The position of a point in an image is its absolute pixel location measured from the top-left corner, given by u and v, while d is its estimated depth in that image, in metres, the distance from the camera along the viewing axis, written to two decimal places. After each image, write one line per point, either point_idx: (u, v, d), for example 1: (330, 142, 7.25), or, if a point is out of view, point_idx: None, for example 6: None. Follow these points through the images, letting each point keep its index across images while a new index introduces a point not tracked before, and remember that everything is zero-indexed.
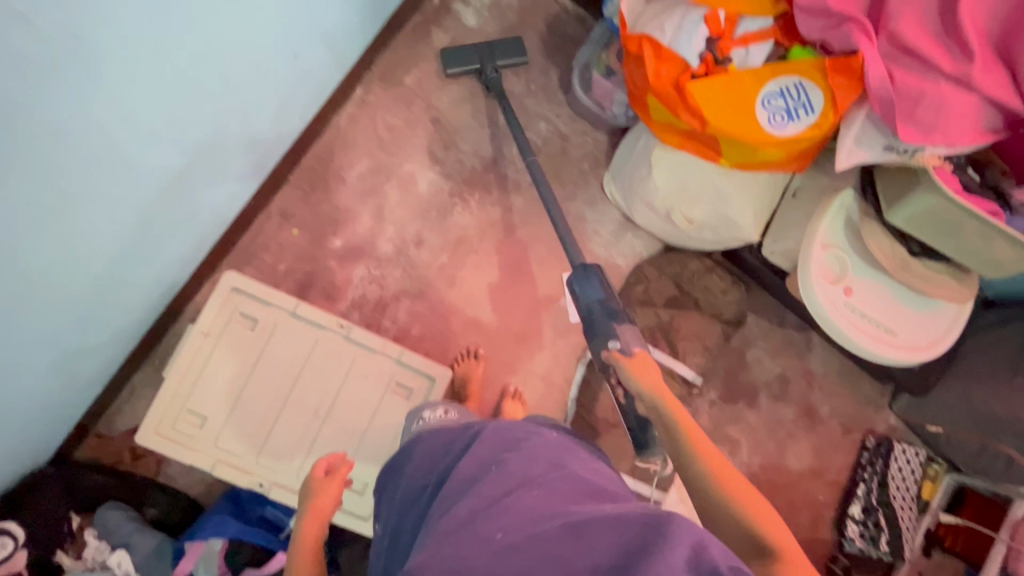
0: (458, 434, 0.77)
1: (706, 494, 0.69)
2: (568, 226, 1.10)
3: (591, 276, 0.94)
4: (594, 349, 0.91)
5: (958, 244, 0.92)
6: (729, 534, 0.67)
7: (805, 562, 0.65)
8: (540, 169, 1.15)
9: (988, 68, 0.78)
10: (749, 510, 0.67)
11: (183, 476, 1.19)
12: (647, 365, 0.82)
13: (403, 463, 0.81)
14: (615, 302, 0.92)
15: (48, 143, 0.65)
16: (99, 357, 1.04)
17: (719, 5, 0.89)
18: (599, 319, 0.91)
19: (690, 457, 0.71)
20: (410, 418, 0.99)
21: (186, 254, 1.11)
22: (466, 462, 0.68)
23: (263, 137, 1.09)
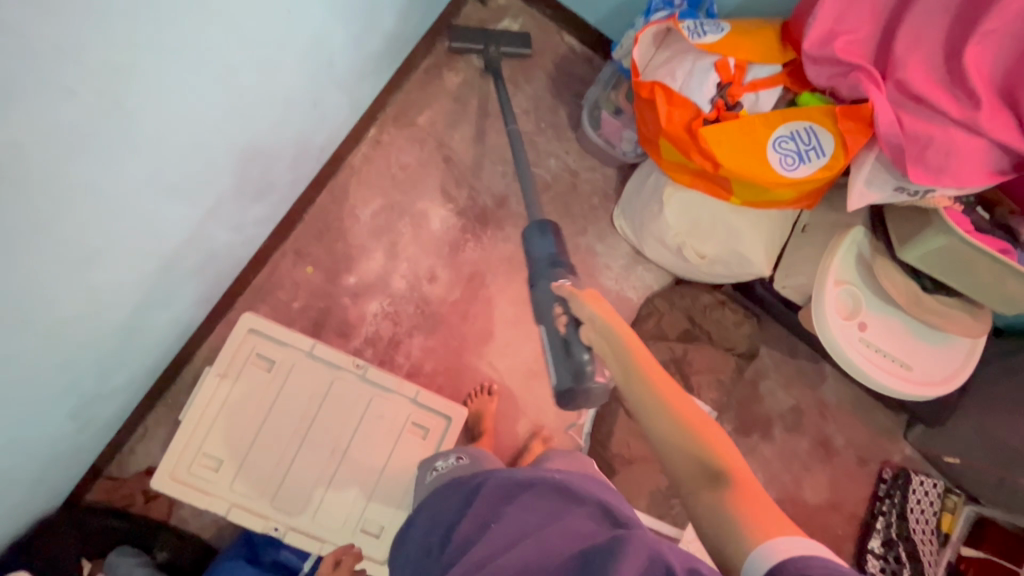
0: (463, 486, 0.80)
1: (652, 417, 0.68)
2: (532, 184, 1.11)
3: (547, 230, 0.95)
4: (538, 288, 0.91)
5: (972, 281, 0.93)
6: (677, 458, 0.65)
7: (749, 476, 0.62)
8: (530, 184, 1.10)
9: (995, 113, 0.80)
10: (699, 432, 0.65)
11: (195, 518, 1.18)
12: (597, 294, 0.83)
13: (417, 515, 0.83)
14: (563, 261, 0.93)
15: (82, 205, 0.68)
16: (116, 400, 1.05)
17: (728, 53, 0.92)
18: (543, 268, 0.93)
19: (638, 381, 0.70)
20: (424, 467, 1.00)
21: (204, 295, 1.12)
22: (466, 522, 0.71)
23: (280, 179, 1.11)
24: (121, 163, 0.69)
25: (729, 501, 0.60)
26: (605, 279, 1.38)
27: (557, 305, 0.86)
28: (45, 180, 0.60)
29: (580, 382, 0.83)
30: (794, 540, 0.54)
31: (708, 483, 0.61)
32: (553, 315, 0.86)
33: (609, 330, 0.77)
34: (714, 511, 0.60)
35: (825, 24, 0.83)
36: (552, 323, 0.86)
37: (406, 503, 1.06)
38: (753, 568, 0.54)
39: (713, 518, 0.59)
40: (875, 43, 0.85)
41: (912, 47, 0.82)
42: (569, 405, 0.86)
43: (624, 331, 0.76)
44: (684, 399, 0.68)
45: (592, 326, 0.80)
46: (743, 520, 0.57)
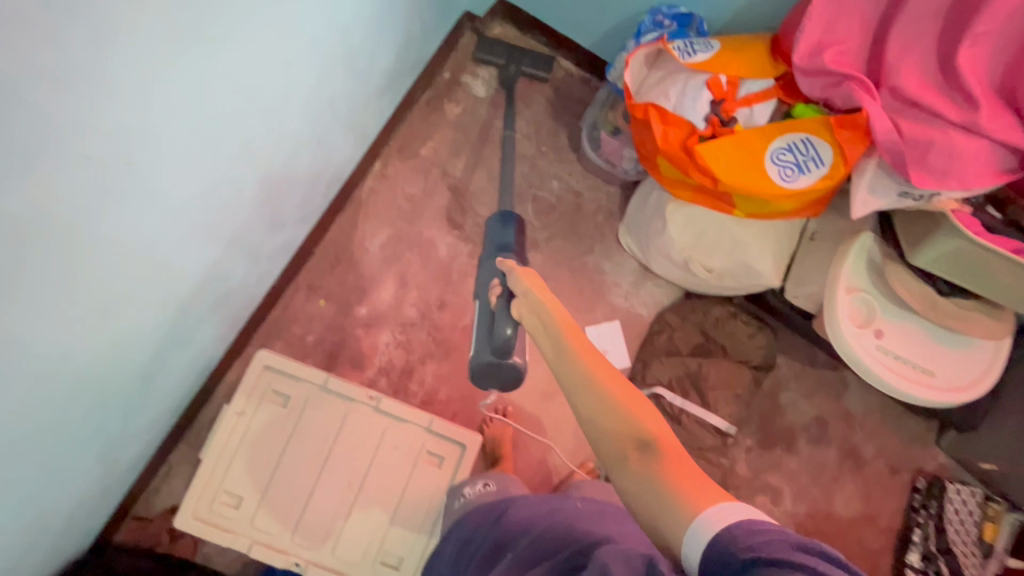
0: (486, 514, 0.82)
1: (585, 397, 0.67)
2: (512, 180, 1.21)
3: (509, 223, 0.98)
4: (484, 267, 0.92)
5: (989, 283, 0.90)
6: (606, 436, 0.65)
7: (677, 443, 0.62)
8: (508, 185, 1.20)
9: (995, 113, 0.79)
10: (624, 404, 0.65)
11: (220, 555, 1.20)
12: (533, 274, 0.82)
13: (450, 537, 0.85)
14: (516, 251, 0.96)
15: (100, 259, 0.71)
16: (141, 441, 1.07)
17: (719, 70, 0.93)
18: (490, 252, 0.96)
19: (569, 360, 0.69)
20: (454, 490, 1.03)
21: (221, 334, 1.15)
22: (486, 552, 0.74)
23: (289, 219, 1.14)
24: (135, 216, 0.73)
25: (658, 471, 0.60)
26: (614, 296, 1.38)
27: (496, 279, 0.88)
28: (63, 239, 0.63)
29: (502, 358, 0.83)
30: (729, 507, 0.54)
31: (636, 456, 0.62)
32: (490, 290, 0.87)
33: (543, 311, 0.75)
34: (644, 484, 0.60)
35: (815, 37, 0.84)
36: (488, 298, 0.87)
37: (426, 530, 1.06)
38: (690, 537, 0.54)
39: (644, 487, 0.60)
40: (866, 51, 0.85)
41: (904, 54, 0.82)
42: (483, 380, 0.87)
43: (559, 310, 0.75)
44: (616, 378, 0.67)
45: (524, 301, 0.79)
46: (673, 492, 0.58)
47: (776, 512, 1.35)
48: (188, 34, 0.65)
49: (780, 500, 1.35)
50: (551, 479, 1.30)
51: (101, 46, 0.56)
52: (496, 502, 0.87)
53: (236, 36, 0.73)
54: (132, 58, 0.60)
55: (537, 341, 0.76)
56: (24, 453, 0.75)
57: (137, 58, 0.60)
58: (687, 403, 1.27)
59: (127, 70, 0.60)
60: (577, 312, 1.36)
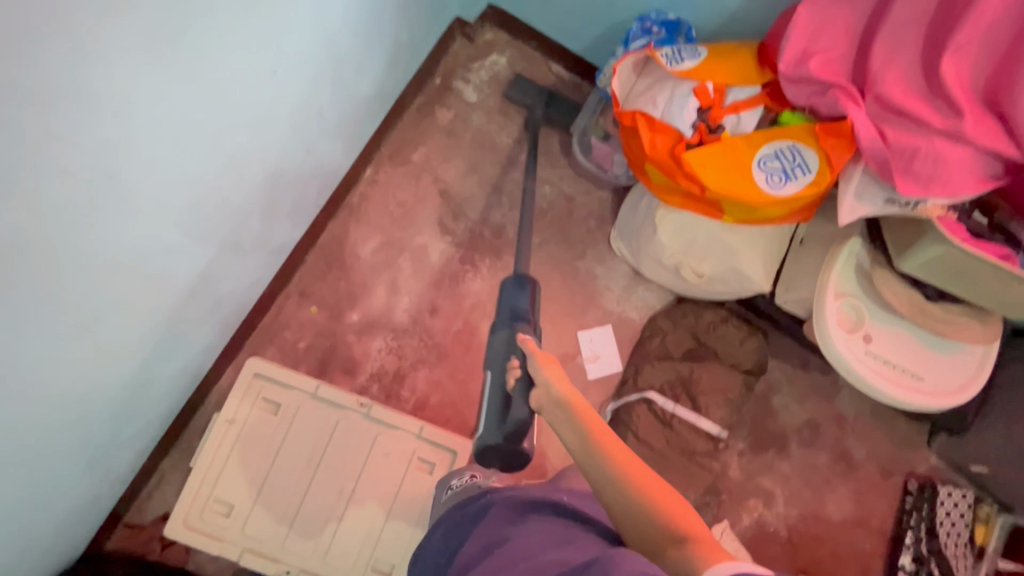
0: (472, 504, 0.81)
1: (616, 491, 0.68)
2: (528, 242, 1.23)
3: (524, 287, 1.06)
4: (496, 340, 1.00)
5: (974, 289, 0.92)
6: (636, 528, 0.66)
7: (710, 536, 0.64)
8: (527, 241, 1.23)
9: (980, 120, 0.79)
10: (654, 496, 0.67)
11: (212, 562, 1.20)
12: (551, 359, 0.88)
13: (439, 526, 0.84)
14: (530, 319, 1.04)
15: (84, 273, 0.71)
16: (131, 449, 1.07)
17: (706, 78, 0.93)
18: (505, 320, 1.03)
19: (599, 455, 0.72)
20: (440, 486, 1.02)
21: (212, 341, 1.14)
22: (471, 546, 0.73)
23: (279, 225, 1.14)
24: (121, 226, 0.72)
25: (688, 554, 0.60)
26: (606, 301, 1.38)
27: (515, 359, 0.95)
28: (46, 249, 0.63)
29: (512, 443, 0.94)
30: (741, 565, 0.55)
31: (671, 545, 0.62)
32: (509, 366, 0.95)
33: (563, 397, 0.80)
34: (682, 570, 0.59)
35: (799, 45, 0.84)
36: (504, 376, 0.95)
37: (419, 531, 1.07)
38: None
39: (677, 573, 0.60)
40: (852, 59, 0.85)
41: (889, 62, 0.81)
42: (485, 461, 0.97)
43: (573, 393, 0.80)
44: (643, 469, 0.70)
45: (543, 393, 0.83)
46: (703, 568, 0.58)
47: (769, 515, 1.36)
48: (172, 49, 0.65)
49: (773, 503, 1.36)
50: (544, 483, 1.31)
51: (80, 61, 0.55)
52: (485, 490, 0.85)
53: (220, 47, 0.72)
54: (113, 74, 0.60)
55: (558, 432, 0.79)
56: (12, 467, 0.75)
57: (122, 72, 0.61)
58: (677, 406, 1.28)
59: (108, 86, 0.60)
60: (568, 317, 1.36)
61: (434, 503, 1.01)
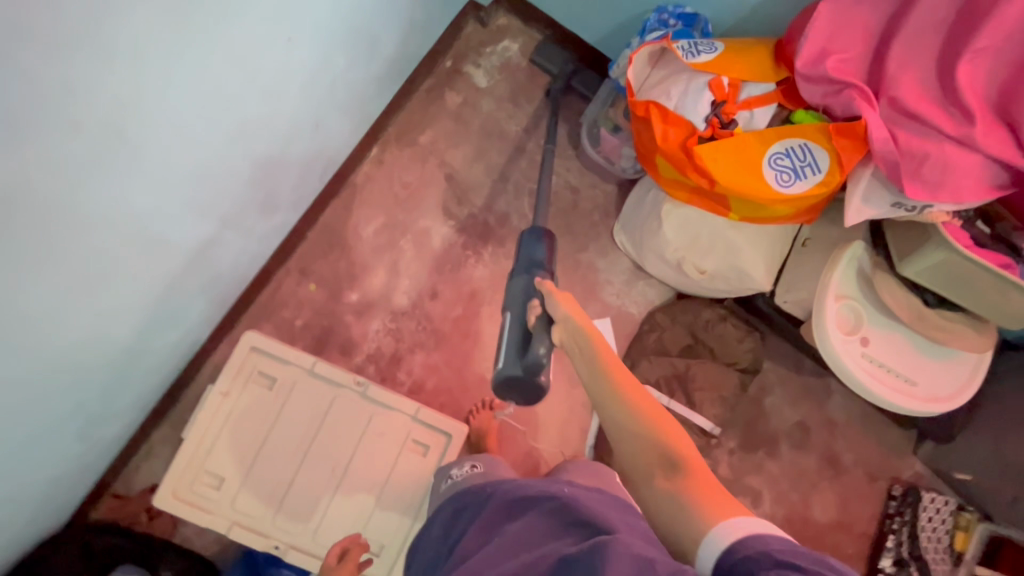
0: (473, 496, 0.81)
1: (618, 413, 0.73)
2: (546, 196, 1.16)
3: (540, 241, 0.97)
4: (518, 283, 0.94)
5: (972, 297, 0.93)
6: (635, 453, 0.71)
7: (708, 470, 0.68)
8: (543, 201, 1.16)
9: (990, 129, 0.79)
10: (656, 425, 0.71)
11: (199, 536, 1.19)
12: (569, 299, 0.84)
13: (438, 519, 0.84)
14: (548, 268, 0.95)
15: (82, 234, 0.69)
16: (122, 419, 1.06)
17: (722, 72, 0.93)
18: (521, 270, 0.95)
19: (609, 383, 0.74)
20: (440, 473, 1.02)
21: (209, 314, 1.13)
22: (469, 540, 0.72)
23: (283, 200, 1.12)
24: (122, 188, 0.70)
25: (683, 487, 0.66)
26: (606, 294, 1.38)
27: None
28: (53, 206, 0.62)
29: (529, 375, 0.86)
30: (751, 522, 0.58)
31: (664, 474, 0.68)
32: (528, 305, 0.89)
33: (586, 335, 0.78)
34: (670, 500, 0.66)
35: (817, 43, 0.83)
36: (524, 314, 0.89)
37: (411, 514, 1.07)
38: (700, 546, 0.60)
39: (666, 501, 0.66)
40: (868, 60, 0.85)
41: (905, 66, 0.81)
42: (506, 393, 0.90)
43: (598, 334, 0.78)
44: (649, 399, 0.73)
45: (564, 327, 0.82)
46: (693, 503, 0.64)
47: (756, 514, 1.37)
48: (190, 8, 0.64)
49: (760, 503, 1.37)
50: (535, 472, 1.31)
51: (99, 11, 0.54)
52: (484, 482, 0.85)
53: (237, 9, 0.71)
54: (131, 27, 0.59)
55: (572, 360, 0.80)
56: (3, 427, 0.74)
57: (140, 27, 0.60)
58: (671, 401, 1.29)
59: (126, 40, 0.59)
60: None
61: (433, 488, 1.02)
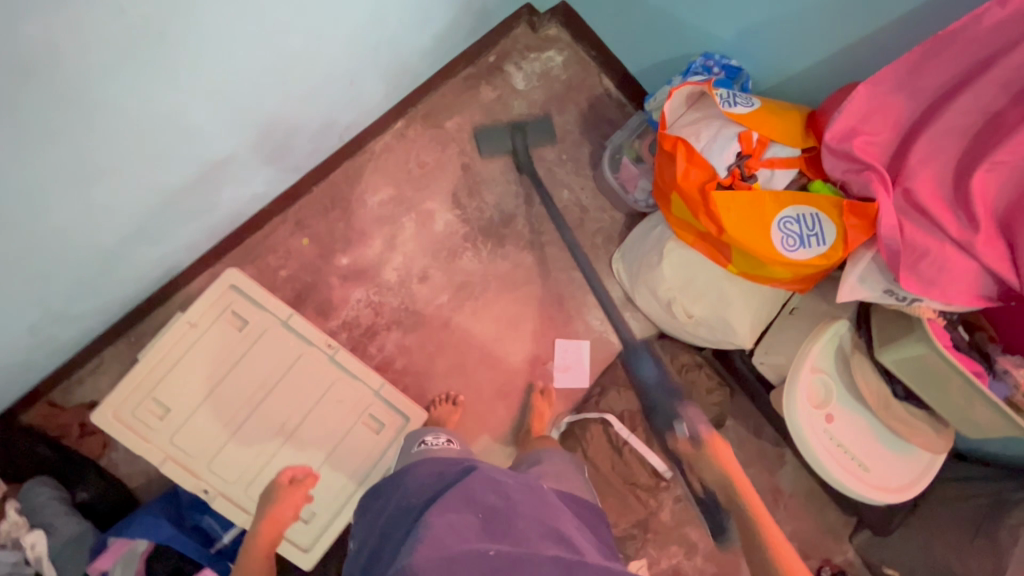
0: (447, 467, 0.82)
1: None
2: (608, 296, 1.22)
3: (644, 356, 1.12)
4: (662, 425, 1.03)
5: (941, 396, 0.95)
6: None
7: None
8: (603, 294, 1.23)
9: (991, 240, 0.82)
10: None
11: (127, 464, 1.14)
12: (719, 445, 0.89)
13: (396, 490, 0.82)
14: (674, 390, 1.08)
15: (101, 122, 0.69)
16: (79, 324, 1.02)
17: (754, 126, 0.95)
18: (656, 394, 1.08)
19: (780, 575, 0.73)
20: (411, 439, 1.00)
21: (197, 242, 1.10)
22: (453, 497, 0.71)
23: (298, 149, 1.11)
24: (150, 90, 0.70)
25: None
26: (591, 317, 1.38)
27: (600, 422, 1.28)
28: (73, 83, 0.61)
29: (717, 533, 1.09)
30: None
31: None
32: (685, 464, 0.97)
33: (732, 487, 0.83)
34: None
35: (848, 122, 0.85)
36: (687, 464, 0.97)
37: (349, 488, 1.05)
38: None
39: None
40: (893, 148, 0.86)
41: (926, 161, 0.83)
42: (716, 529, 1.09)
43: (739, 479, 0.83)
44: None
45: (712, 472, 0.87)
46: None
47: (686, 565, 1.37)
48: None
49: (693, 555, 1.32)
50: None
51: None
52: (459, 458, 0.87)
53: None
54: None
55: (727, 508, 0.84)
56: None
57: None
58: (631, 435, 1.27)
59: None
60: (551, 323, 1.36)
61: (403, 451, 1.00)
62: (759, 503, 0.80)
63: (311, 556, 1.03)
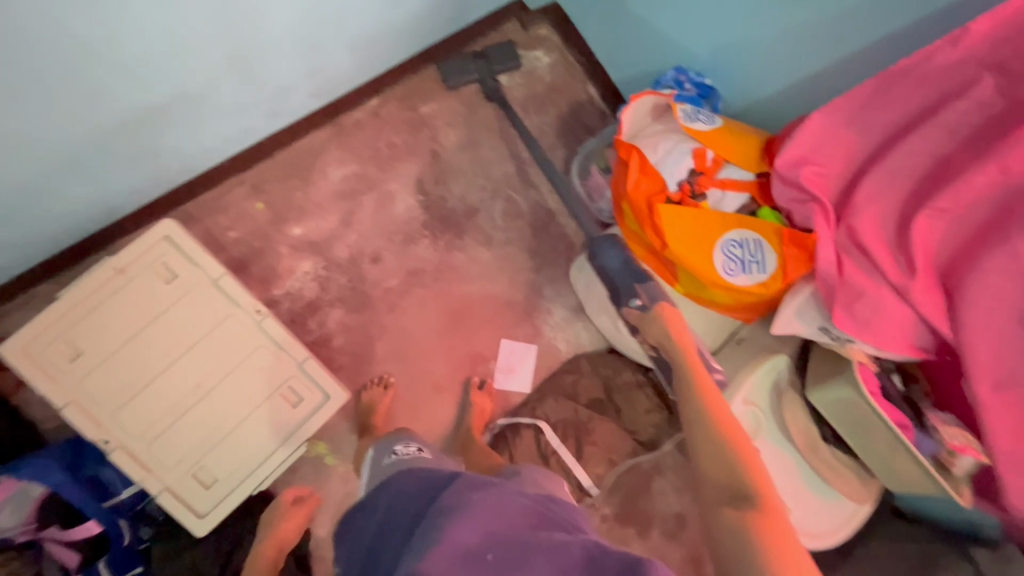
0: (428, 479, 0.76)
1: (704, 444, 0.66)
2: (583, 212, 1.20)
3: (609, 242, 0.99)
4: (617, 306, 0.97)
5: (866, 445, 0.93)
6: (712, 475, 0.63)
7: (788, 526, 0.57)
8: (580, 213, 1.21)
9: (930, 289, 0.79)
10: (737, 447, 0.64)
11: (40, 406, 1.11)
12: (672, 317, 0.87)
13: (380, 497, 0.78)
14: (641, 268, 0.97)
15: (19, 41, 0.71)
16: (5, 253, 1.00)
17: (710, 145, 0.94)
18: (622, 278, 0.96)
19: (707, 421, 0.68)
20: (382, 450, 0.98)
21: (140, 187, 1.08)
22: (447, 501, 0.66)
23: (255, 107, 1.10)
24: (70, 11, 0.72)
25: (751, 524, 0.57)
26: (542, 322, 1.36)
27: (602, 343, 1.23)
28: None
29: None
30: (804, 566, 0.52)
31: (736, 509, 0.59)
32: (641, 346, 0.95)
33: (677, 352, 0.81)
34: (733, 535, 0.57)
35: (799, 150, 0.84)
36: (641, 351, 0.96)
37: (259, 458, 1.03)
38: None
39: (735, 540, 0.56)
40: (843, 184, 0.85)
41: (873, 200, 0.81)
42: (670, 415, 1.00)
43: (686, 345, 0.82)
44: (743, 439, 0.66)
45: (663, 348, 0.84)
46: (759, 545, 0.55)
47: None
48: None
49: None
50: None
51: None
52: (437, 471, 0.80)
53: None
54: None
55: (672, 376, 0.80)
56: None
57: None
58: (561, 447, 1.24)
59: None
60: (499, 322, 1.34)
61: (372, 462, 0.97)
62: (697, 361, 0.79)
63: (205, 522, 1.00)
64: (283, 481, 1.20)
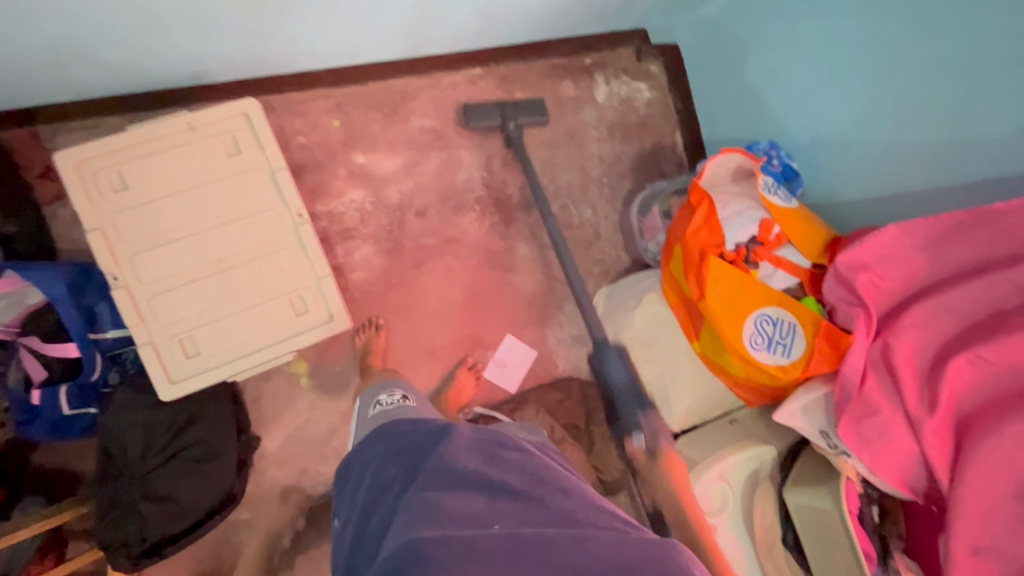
0: (418, 430, 0.72)
1: None
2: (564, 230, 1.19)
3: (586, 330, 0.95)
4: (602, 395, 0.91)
5: (824, 564, 0.90)
6: None
7: None
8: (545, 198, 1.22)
9: (941, 432, 0.78)
10: None
11: (66, 224, 1.13)
12: None
13: (375, 443, 0.76)
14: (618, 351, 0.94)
15: None
16: (98, 74, 1.03)
17: (779, 220, 0.96)
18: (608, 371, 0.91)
19: None
20: (369, 398, 0.96)
21: (239, 62, 1.11)
22: (440, 463, 0.62)
23: (370, 31, 1.13)
24: None
25: None
26: (550, 332, 1.36)
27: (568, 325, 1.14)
28: None
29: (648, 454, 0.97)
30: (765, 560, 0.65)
31: None
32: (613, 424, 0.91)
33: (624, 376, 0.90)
34: None
35: (864, 254, 0.85)
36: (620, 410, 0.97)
37: (247, 351, 1.04)
38: None
39: None
40: (894, 303, 0.85)
41: (917, 327, 0.81)
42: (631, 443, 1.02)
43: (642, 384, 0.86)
44: None
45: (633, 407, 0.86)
46: None
47: None
48: None
49: None
50: None
51: None
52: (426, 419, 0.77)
53: None
54: None
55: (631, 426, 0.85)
56: None
57: None
58: None
59: None
60: (511, 317, 1.34)
61: (355, 407, 0.96)
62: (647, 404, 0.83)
63: (174, 390, 1.00)
64: (256, 384, 1.20)
